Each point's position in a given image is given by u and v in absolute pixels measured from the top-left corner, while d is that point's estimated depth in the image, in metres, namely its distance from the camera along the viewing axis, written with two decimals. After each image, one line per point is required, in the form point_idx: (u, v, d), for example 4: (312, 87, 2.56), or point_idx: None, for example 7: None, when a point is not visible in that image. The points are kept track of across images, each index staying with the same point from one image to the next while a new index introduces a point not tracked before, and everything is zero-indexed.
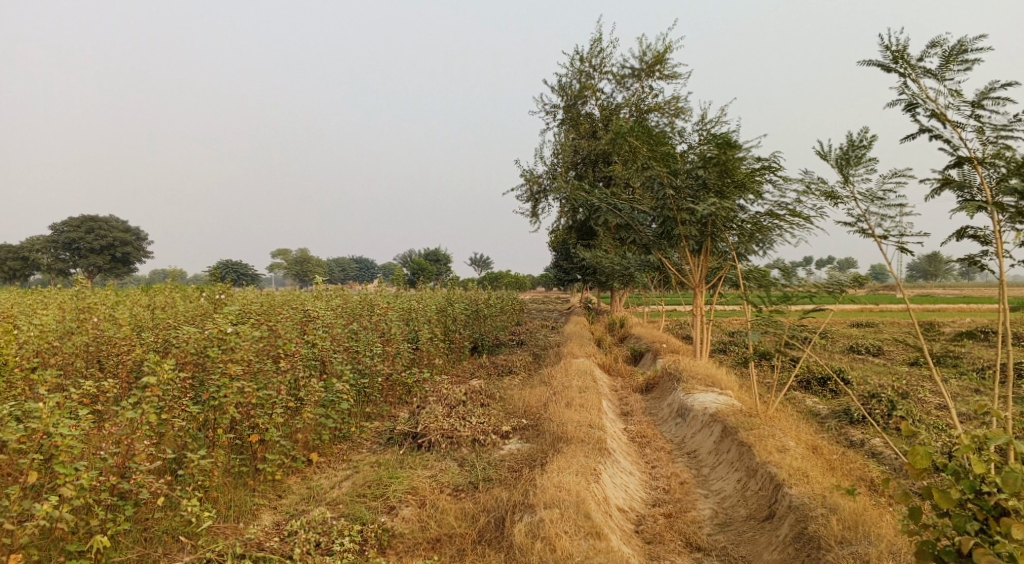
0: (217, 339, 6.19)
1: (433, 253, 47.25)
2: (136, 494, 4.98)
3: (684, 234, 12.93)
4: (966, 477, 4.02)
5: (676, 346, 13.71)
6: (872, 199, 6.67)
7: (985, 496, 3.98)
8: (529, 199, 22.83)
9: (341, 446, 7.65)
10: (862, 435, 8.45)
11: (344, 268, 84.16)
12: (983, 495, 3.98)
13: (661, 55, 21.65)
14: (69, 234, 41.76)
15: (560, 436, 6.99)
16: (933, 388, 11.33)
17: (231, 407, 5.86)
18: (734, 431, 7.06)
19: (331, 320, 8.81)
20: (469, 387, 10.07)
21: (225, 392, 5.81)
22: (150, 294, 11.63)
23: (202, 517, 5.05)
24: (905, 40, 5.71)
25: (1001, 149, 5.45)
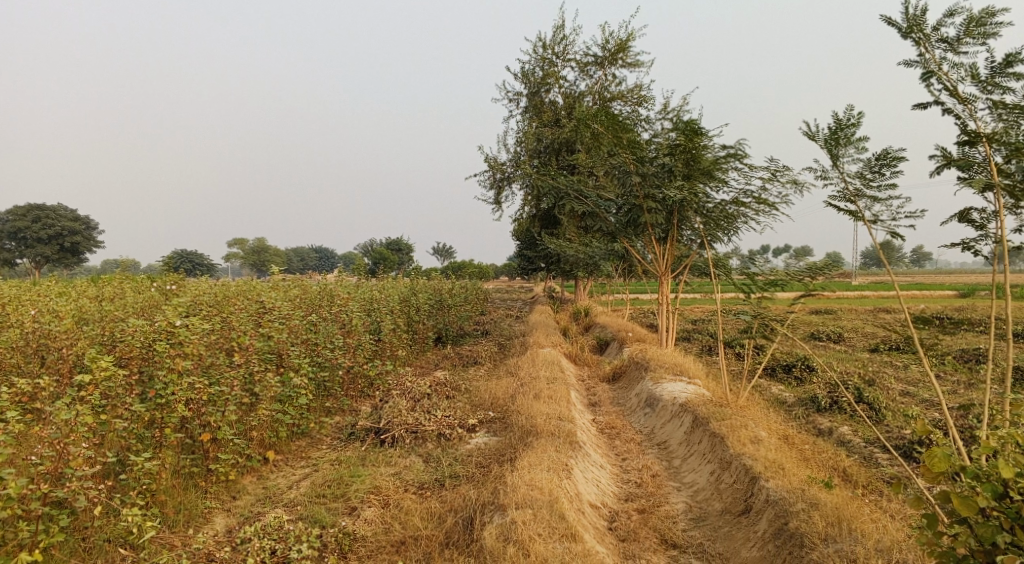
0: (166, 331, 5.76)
1: (396, 242, 46.57)
2: (72, 502, 4.57)
3: (650, 222, 12.83)
4: (988, 481, 3.91)
5: (643, 334, 13.64)
6: (857, 181, 6.50)
7: (1012, 503, 3.84)
8: (492, 188, 22.53)
9: (299, 443, 7.31)
10: (830, 423, 8.48)
11: (304, 258, 82.70)
12: (1008, 502, 3.85)
13: (624, 43, 21.52)
14: (14, 224, 39.88)
15: (530, 430, 6.77)
16: (895, 374, 11.50)
17: (180, 405, 5.43)
18: (706, 421, 6.96)
19: (288, 311, 8.42)
20: (434, 378, 9.81)
21: (173, 388, 5.37)
22: (97, 285, 11.03)
23: (145, 527, 4.65)
24: (924, 5, 5.43)
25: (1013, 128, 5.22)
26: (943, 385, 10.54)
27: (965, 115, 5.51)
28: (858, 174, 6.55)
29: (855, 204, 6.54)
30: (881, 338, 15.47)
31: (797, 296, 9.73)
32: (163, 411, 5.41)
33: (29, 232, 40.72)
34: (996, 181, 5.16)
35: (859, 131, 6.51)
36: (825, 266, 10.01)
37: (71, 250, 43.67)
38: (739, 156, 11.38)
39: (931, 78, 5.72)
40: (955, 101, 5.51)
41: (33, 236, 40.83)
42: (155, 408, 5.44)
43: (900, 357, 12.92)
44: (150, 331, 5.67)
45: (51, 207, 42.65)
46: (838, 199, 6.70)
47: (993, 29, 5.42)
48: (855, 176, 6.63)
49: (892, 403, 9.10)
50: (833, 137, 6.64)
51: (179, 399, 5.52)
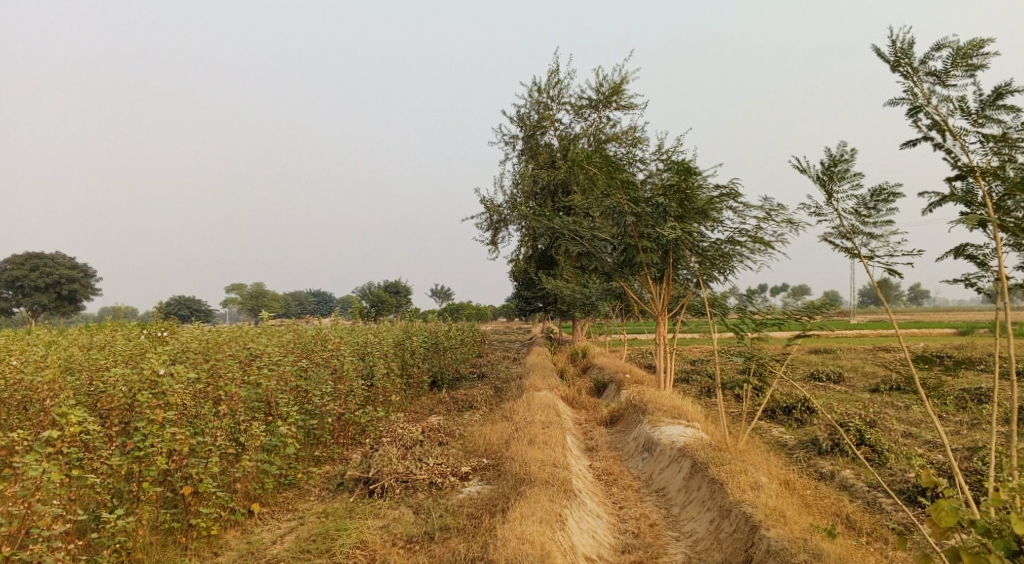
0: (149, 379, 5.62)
1: (393, 285, 46.53)
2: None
3: (646, 262, 12.80)
4: (998, 535, 3.76)
5: (640, 376, 13.45)
6: (853, 217, 6.48)
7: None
8: (488, 230, 22.59)
9: (286, 494, 7.10)
10: (832, 466, 8.27)
11: (302, 302, 82.59)
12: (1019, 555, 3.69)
13: (618, 87, 21.86)
14: (11, 271, 39.87)
15: (523, 478, 6.58)
16: (897, 414, 11.31)
17: (159, 456, 5.25)
18: (704, 467, 6.78)
19: (278, 357, 8.28)
20: (427, 424, 9.60)
21: (153, 440, 5.20)
22: (87, 332, 10.88)
23: None
24: (910, 41, 5.47)
25: (1006, 162, 5.20)
26: (945, 425, 10.36)
27: (958, 150, 5.50)
28: (853, 211, 6.53)
29: (851, 240, 6.50)
30: (881, 377, 15.30)
31: (794, 335, 9.59)
32: (142, 464, 5.23)
33: (26, 280, 40.66)
34: (993, 217, 5.13)
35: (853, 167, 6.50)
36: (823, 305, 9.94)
37: (68, 297, 43.54)
38: (733, 195, 11.41)
39: (920, 112, 5.74)
40: (947, 135, 5.52)
41: (31, 284, 40.77)
42: (134, 461, 5.26)
43: (900, 397, 12.74)
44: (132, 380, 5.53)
45: (49, 254, 42.70)
46: (834, 236, 6.66)
47: (980, 64, 5.46)
48: (849, 213, 6.61)
49: (894, 444, 8.90)
50: (826, 174, 6.64)
51: (159, 450, 5.34)
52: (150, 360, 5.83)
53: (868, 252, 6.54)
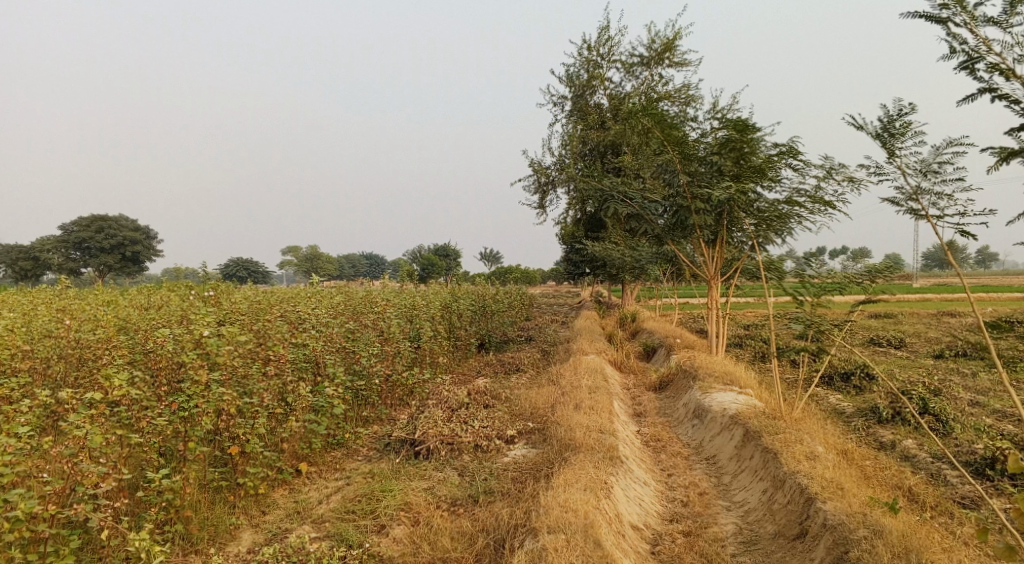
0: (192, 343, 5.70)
1: (443, 247, 46.77)
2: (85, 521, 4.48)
3: (699, 224, 12.34)
4: None
5: (691, 341, 13.12)
6: (924, 175, 6.01)
7: None
8: (537, 192, 22.27)
9: (334, 453, 7.19)
10: (893, 436, 7.88)
11: (354, 265, 84.15)
12: None
13: (672, 42, 20.98)
14: (79, 234, 41.69)
15: (568, 444, 6.46)
16: (965, 383, 10.71)
17: (204, 417, 5.33)
18: (757, 436, 6.52)
19: (325, 319, 8.33)
20: (473, 386, 9.57)
21: (197, 401, 5.27)
22: (146, 293, 11.18)
23: (157, 549, 4.54)
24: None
25: None
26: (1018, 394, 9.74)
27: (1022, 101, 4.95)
28: (922, 168, 6.05)
29: (919, 200, 6.05)
30: (947, 343, 14.55)
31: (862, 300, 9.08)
32: (187, 424, 5.33)
33: (93, 242, 42.52)
34: None
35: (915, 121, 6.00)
36: (885, 269, 9.43)
37: (132, 259, 45.37)
38: (790, 153, 10.83)
39: (978, 61, 5.20)
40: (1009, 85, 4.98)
41: (97, 246, 42.60)
42: (179, 421, 5.36)
43: (968, 364, 12.09)
44: (176, 343, 5.62)
45: (114, 217, 44.40)
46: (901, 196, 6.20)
47: None
48: (918, 170, 6.13)
49: (962, 414, 8.41)
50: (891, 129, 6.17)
51: (204, 410, 5.43)
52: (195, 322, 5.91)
53: (939, 211, 6.08)
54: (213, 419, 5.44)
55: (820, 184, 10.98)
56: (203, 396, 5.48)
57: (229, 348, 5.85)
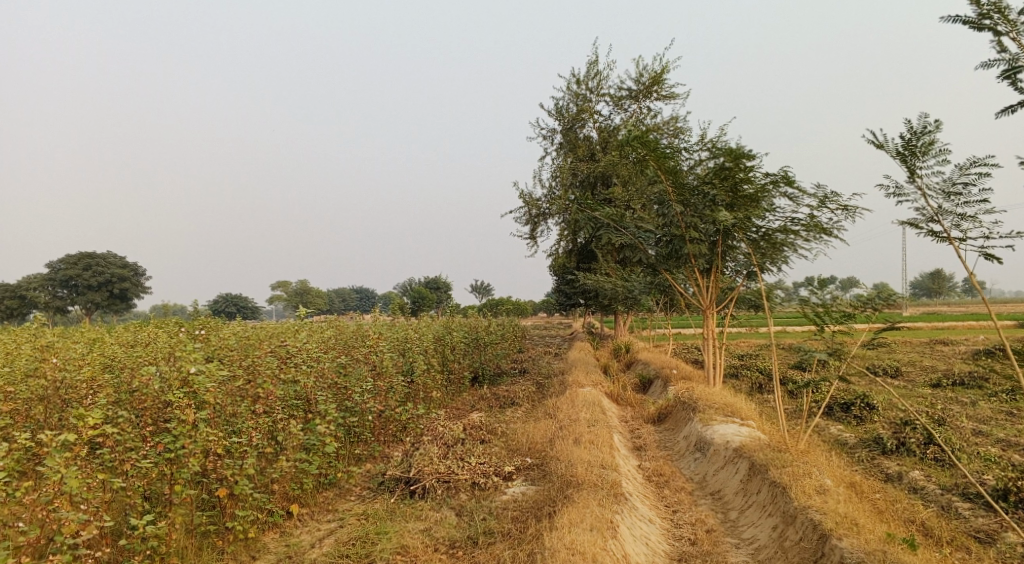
0: (177, 379, 5.49)
1: (433, 280, 46.59)
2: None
3: (693, 253, 12.32)
4: None
5: (688, 372, 12.96)
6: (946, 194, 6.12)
7: None
8: (528, 224, 22.26)
9: (326, 494, 6.93)
10: (899, 466, 7.73)
11: (344, 299, 83.78)
12: None
13: (659, 76, 21.26)
14: (66, 272, 41.24)
15: (569, 480, 6.26)
16: (965, 411, 10.60)
17: (191, 458, 5.10)
18: (764, 469, 6.34)
19: (316, 353, 8.13)
20: (468, 422, 9.34)
21: (183, 441, 5.05)
22: (130, 330, 10.91)
23: None
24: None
25: None
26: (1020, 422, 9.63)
27: None
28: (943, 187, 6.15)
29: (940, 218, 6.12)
30: (942, 371, 14.47)
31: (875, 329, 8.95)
32: (173, 466, 5.10)
33: (80, 279, 42.10)
34: None
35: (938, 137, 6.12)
36: (882, 296, 9.38)
37: (120, 295, 44.90)
38: (784, 181, 10.84)
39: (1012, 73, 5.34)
40: None
41: (84, 283, 42.16)
42: (165, 462, 5.12)
43: (966, 392, 11.97)
44: (161, 380, 5.41)
45: (102, 254, 44.05)
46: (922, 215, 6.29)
47: None
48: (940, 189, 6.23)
49: (967, 443, 8.27)
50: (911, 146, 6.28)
51: (190, 450, 5.21)
52: (181, 357, 5.71)
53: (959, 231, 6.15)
54: (201, 459, 5.21)
55: (815, 211, 10.98)
56: (190, 435, 5.26)
57: (216, 384, 5.65)
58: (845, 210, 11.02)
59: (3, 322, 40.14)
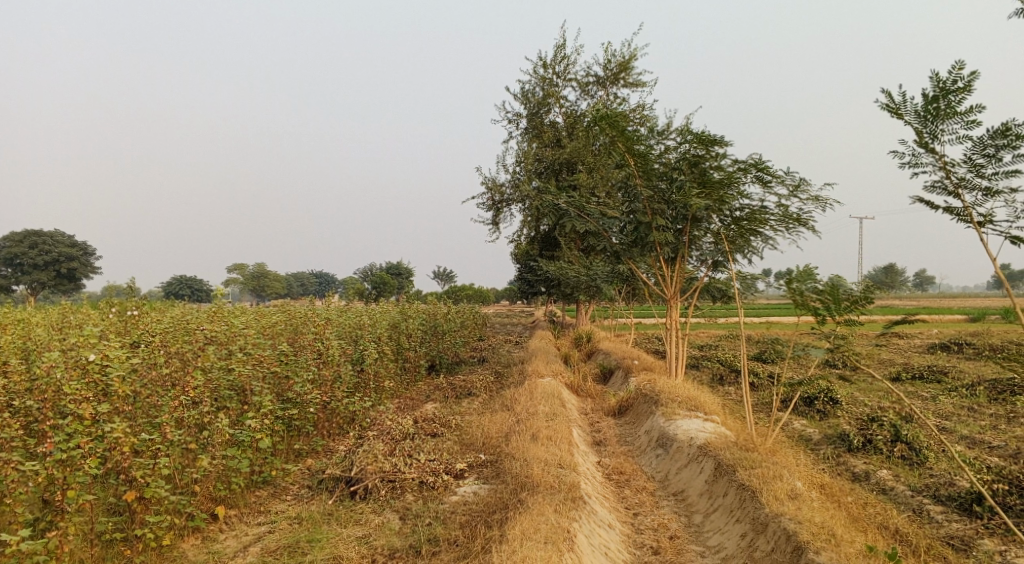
0: (70, 369, 4.81)
1: (395, 266, 45.87)
2: None
3: (658, 241, 11.95)
4: None
5: (650, 363, 12.62)
6: (970, 164, 5.91)
7: None
8: (490, 210, 21.69)
9: (259, 493, 6.34)
10: (865, 465, 7.51)
11: (305, 283, 82.29)
12: None
13: (627, 63, 20.85)
14: (9, 249, 39.19)
15: (523, 482, 5.78)
16: (927, 406, 10.51)
17: (89, 459, 4.49)
18: (731, 470, 5.99)
19: (254, 339, 7.48)
20: (420, 414, 8.79)
21: (77, 441, 4.41)
22: (56, 311, 10.00)
23: None
24: None
25: None
26: (981, 419, 9.56)
27: None
28: (967, 155, 5.92)
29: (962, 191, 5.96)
30: (901, 365, 14.48)
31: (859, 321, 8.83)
32: (66, 468, 4.48)
33: (25, 258, 40.03)
34: None
35: (962, 100, 5.80)
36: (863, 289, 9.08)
37: (68, 276, 42.73)
38: (756, 168, 10.49)
39: None
40: None
41: (29, 263, 40.10)
42: (58, 464, 4.49)
43: (925, 388, 11.92)
44: (49, 370, 4.70)
45: (48, 232, 41.80)
46: (940, 186, 6.14)
47: None
48: (965, 159, 5.99)
49: (933, 442, 8.13)
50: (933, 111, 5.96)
51: (88, 450, 4.59)
52: (80, 344, 5.02)
53: (978, 207, 6.02)
54: (102, 458, 4.62)
55: (786, 201, 10.69)
56: (88, 434, 4.64)
57: (123, 373, 5.02)
58: (816, 200, 10.77)
59: None
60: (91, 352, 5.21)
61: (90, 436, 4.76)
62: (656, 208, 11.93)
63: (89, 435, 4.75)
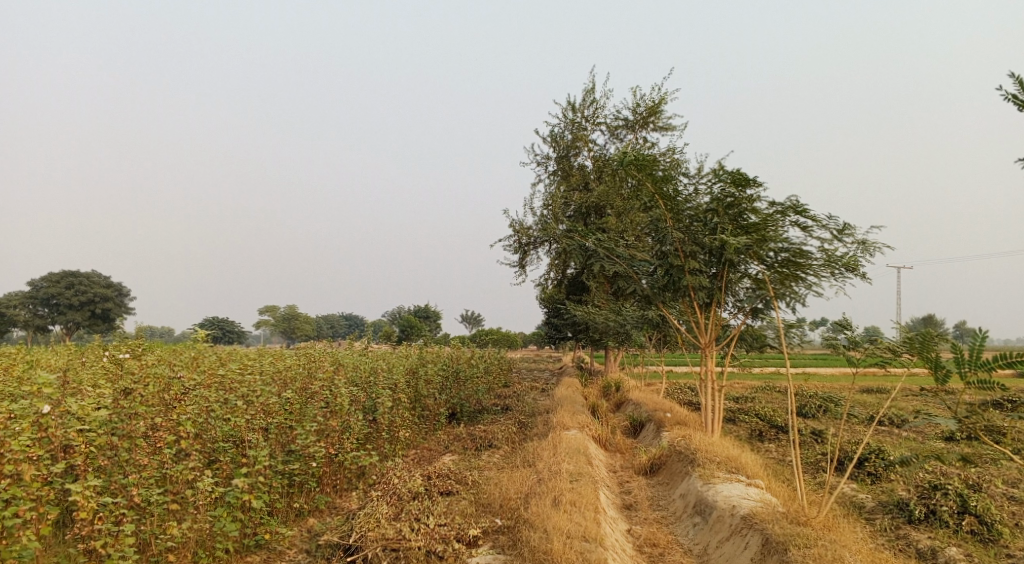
0: (20, 424, 4.42)
1: (423, 309, 45.78)
2: None
3: (693, 286, 11.26)
4: None
5: (683, 416, 11.78)
6: None
7: None
8: (517, 252, 21.23)
9: (250, 560, 5.75)
10: (931, 541, 6.63)
11: (334, 325, 82.79)
12: None
13: (656, 107, 20.49)
14: (48, 289, 39.90)
15: (541, 559, 5.20)
16: (993, 470, 9.50)
17: (27, 531, 4.03)
18: (782, 548, 5.24)
19: (257, 385, 6.97)
20: (434, 468, 8.11)
21: (12, 512, 3.95)
22: (62, 353, 9.63)
23: None
24: None
25: None
26: None
27: None
28: None
29: None
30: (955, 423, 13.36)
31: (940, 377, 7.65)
32: (1, 542, 4.03)
33: (61, 298, 40.59)
34: None
35: None
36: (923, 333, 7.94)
37: (102, 316, 43.11)
38: (795, 211, 9.84)
39: None
40: None
41: (66, 303, 40.68)
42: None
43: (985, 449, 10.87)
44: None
45: (85, 273, 42.56)
46: None
47: None
48: None
49: (1006, 515, 7.22)
50: None
51: (27, 521, 4.13)
52: (39, 395, 4.64)
53: None
54: (48, 528, 4.20)
55: (830, 244, 9.98)
56: (32, 501, 4.20)
57: (82, 427, 4.66)
58: (863, 244, 10.05)
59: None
60: (45, 401, 4.83)
61: (38, 503, 4.32)
62: (688, 251, 11.32)
63: (35, 501, 4.29)
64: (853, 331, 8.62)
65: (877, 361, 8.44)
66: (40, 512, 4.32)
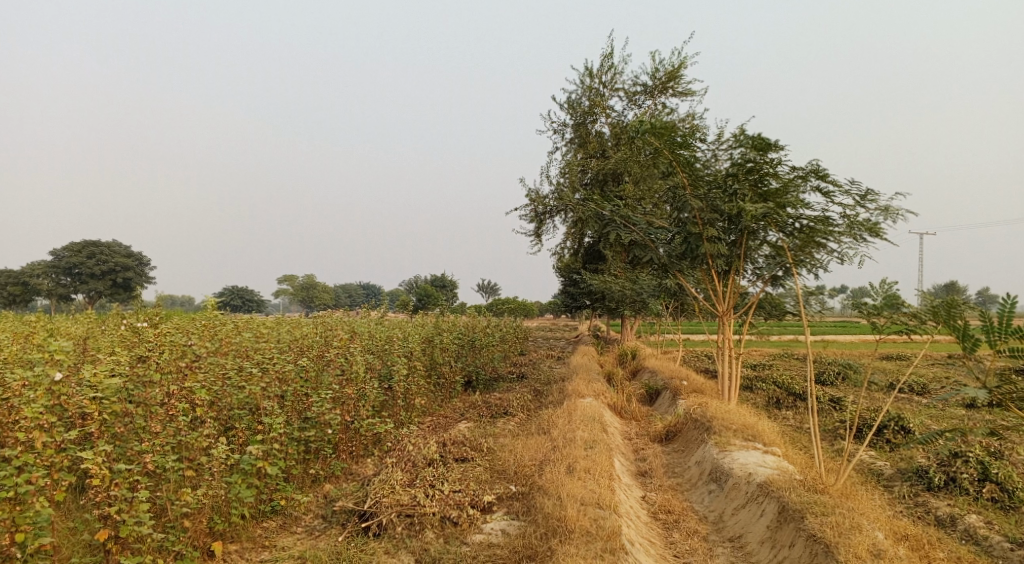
0: (32, 392, 4.48)
1: (439, 278, 45.88)
2: None
3: (711, 253, 11.07)
4: None
5: (700, 384, 11.70)
6: None
7: None
8: (534, 220, 21.06)
9: (266, 525, 5.81)
10: (951, 509, 6.54)
11: (351, 294, 83.42)
12: None
13: (676, 71, 20.00)
14: (71, 259, 40.44)
15: (554, 526, 5.20)
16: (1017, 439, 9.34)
17: (38, 499, 4.11)
18: (798, 516, 5.18)
19: (272, 353, 6.98)
20: (449, 435, 8.13)
21: (24, 479, 4.03)
22: (82, 321, 9.73)
23: None
24: None
25: None
26: None
27: None
28: None
29: None
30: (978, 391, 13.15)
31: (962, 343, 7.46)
32: (15, 508, 4.14)
33: (84, 268, 41.20)
34: None
35: None
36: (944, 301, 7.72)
37: (124, 285, 43.72)
38: (816, 175, 9.57)
39: None
40: None
41: (88, 273, 41.26)
42: (6, 504, 4.12)
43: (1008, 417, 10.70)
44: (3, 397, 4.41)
45: (106, 243, 43.10)
46: None
47: None
48: None
49: None
50: None
51: (40, 487, 4.22)
52: (51, 363, 4.68)
53: None
54: (61, 494, 4.29)
55: (852, 210, 9.72)
56: (43, 469, 4.29)
57: (93, 395, 4.72)
58: (887, 210, 9.78)
59: (8, 309, 39.34)
60: (57, 370, 4.90)
61: (51, 470, 4.40)
62: (706, 218, 11.10)
63: (47, 468, 4.38)
64: (875, 298, 8.41)
65: (901, 328, 8.24)
66: (54, 479, 4.42)
